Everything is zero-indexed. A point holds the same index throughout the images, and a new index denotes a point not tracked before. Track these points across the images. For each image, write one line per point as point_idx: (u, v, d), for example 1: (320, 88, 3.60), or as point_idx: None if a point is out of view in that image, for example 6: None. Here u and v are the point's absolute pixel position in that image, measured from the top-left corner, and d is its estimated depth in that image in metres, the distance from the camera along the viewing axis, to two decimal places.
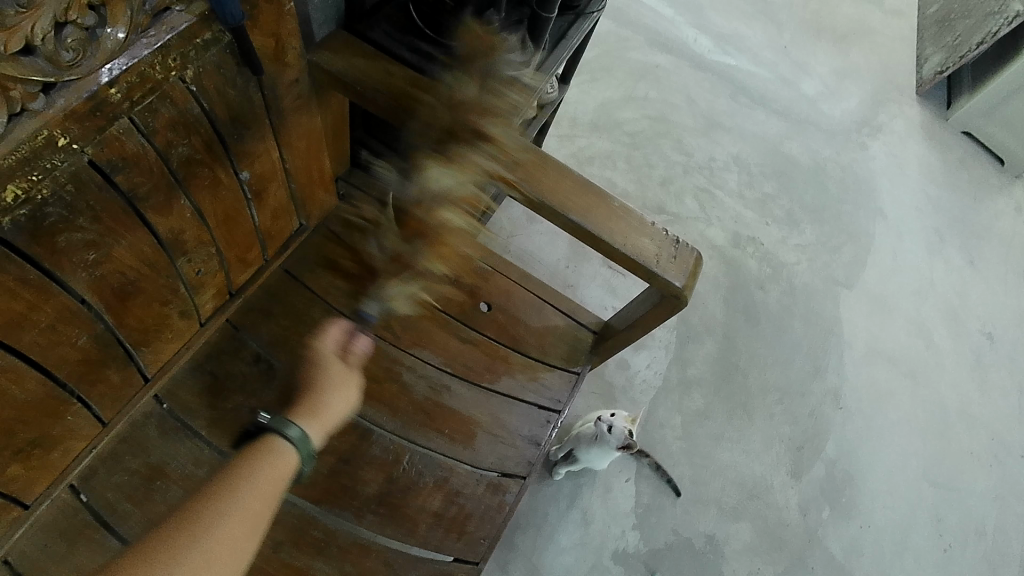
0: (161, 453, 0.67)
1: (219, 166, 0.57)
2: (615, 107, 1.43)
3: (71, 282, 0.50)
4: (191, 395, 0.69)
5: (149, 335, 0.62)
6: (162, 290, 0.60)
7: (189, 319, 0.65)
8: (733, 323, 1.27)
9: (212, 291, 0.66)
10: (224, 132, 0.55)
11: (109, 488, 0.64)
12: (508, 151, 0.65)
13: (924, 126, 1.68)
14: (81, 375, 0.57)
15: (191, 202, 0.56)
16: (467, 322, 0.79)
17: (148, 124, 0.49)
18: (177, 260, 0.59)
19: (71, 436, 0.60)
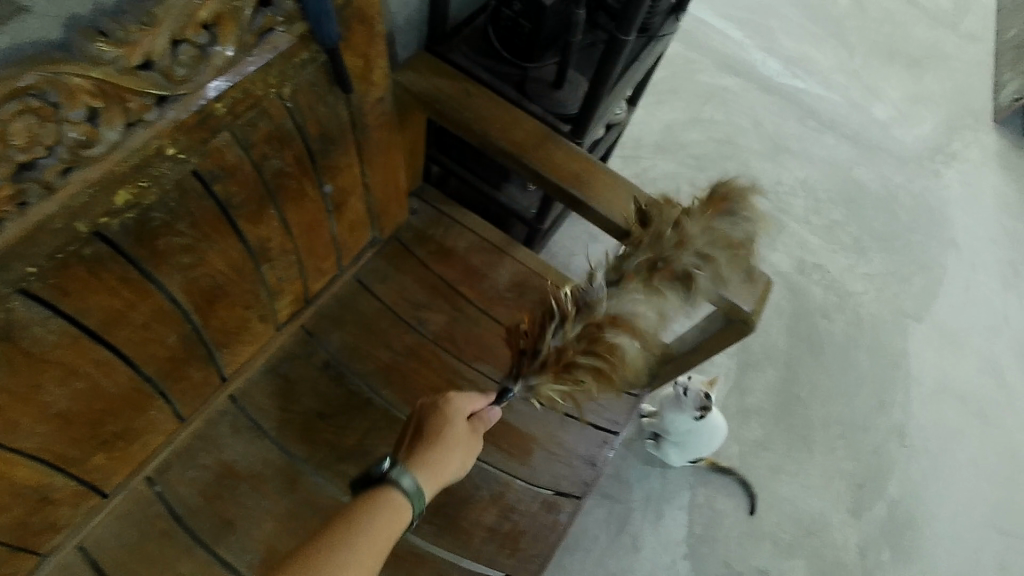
0: (232, 451, 0.69)
1: (306, 179, 0.59)
2: (680, 128, 1.42)
3: (166, 283, 0.53)
4: (264, 398, 0.71)
5: (229, 337, 0.64)
6: (246, 295, 0.62)
7: (266, 324, 0.68)
8: (795, 352, 1.24)
9: (290, 298, 0.68)
10: (313, 146, 0.57)
11: (182, 482, 0.67)
12: (573, 171, 0.65)
13: (1002, 155, 1.61)
14: (166, 372, 0.60)
15: (278, 212, 0.58)
16: None
17: (247, 137, 0.51)
18: (262, 266, 0.61)
19: (153, 431, 0.63)
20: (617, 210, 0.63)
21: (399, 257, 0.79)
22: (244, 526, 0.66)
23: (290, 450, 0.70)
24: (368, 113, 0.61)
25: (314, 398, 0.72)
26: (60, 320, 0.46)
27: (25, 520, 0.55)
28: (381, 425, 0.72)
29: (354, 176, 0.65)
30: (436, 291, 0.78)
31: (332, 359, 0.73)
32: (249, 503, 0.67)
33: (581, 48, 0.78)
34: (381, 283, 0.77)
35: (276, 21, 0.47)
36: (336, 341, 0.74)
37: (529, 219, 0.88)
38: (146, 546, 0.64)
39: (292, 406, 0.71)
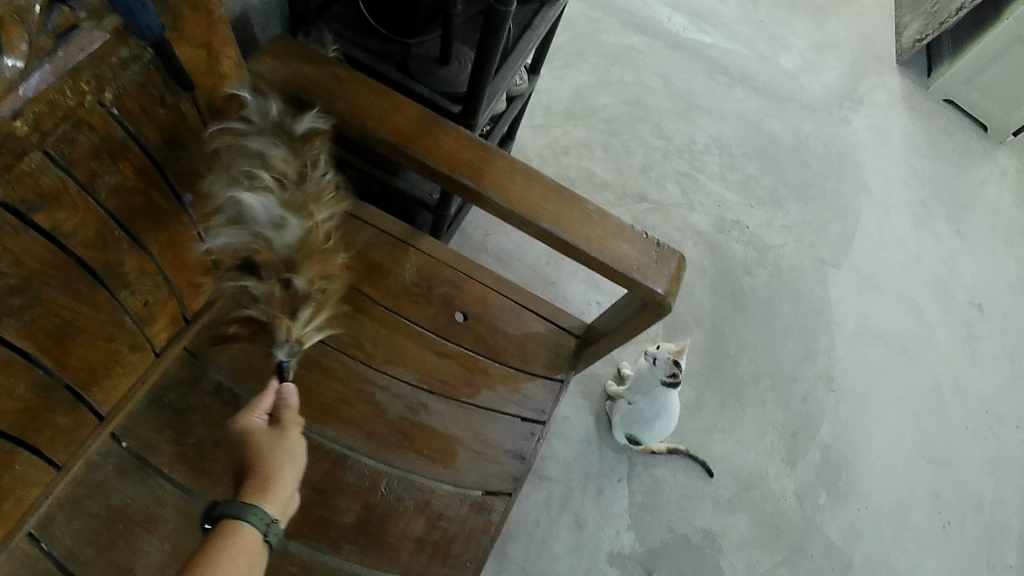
0: (123, 494, 0.62)
1: (155, 190, 0.53)
2: (590, 93, 1.39)
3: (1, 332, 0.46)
4: (151, 431, 0.65)
5: (98, 373, 0.58)
6: (108, 326, 0.56)
7: (142, 351, 0.62)
8: (721, 310, 1.25)
9: (166, 320, 0.63)
10: (156, 154, 0.51)
11: (70, 535, 0.59)
12: (457, 157, 0.59)
13: (905, 96, 1.65)
14: (26, 424, 0.53)
15: (126, 231, 0.52)
16: (442, 334, 0.75)
17: (67, 155, 0.45)
18: (119, 294, 0.55)
19: (25, 485, 0.55)
20: (536, 210, 0.59)
21: None
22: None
23: (184, 484, 0.64)
24: (222, 112, 0.55)
25: (209, 425, 0.66)
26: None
27: None
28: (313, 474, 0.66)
29: None
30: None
31: (225, 380, 0.68)
32: (146, 548, 0.60)
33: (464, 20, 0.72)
34: None
35: (77, 18, 0.41)
36: (227, 361, 0.69)
37: (432, 205, 0.83)
38: None
39: (185, 437, 0.65)
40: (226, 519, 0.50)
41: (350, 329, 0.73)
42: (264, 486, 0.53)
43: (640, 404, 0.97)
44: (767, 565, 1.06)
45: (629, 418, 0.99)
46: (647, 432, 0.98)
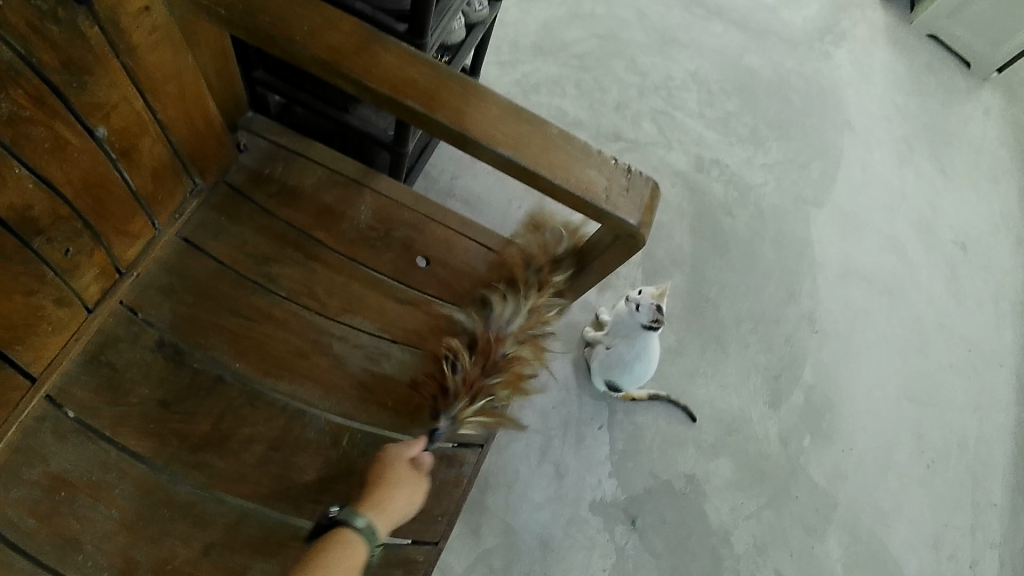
0: (62, 460, 0.57)
1: (60, 122, 0.47)
2: (560, 28, 1.32)
3: None
4: (89, 393, 0.60)
5: (19, 331, 0.53)
6: (23, 279, 0.51)
7: (69, 307, 0.57)
8: (701, 253, 1.21)
9: (93, 273, 0.58)
10: (55, 80, 0.46)
11: (7, 505, 0.55)
12: (405, 78, 0.53)
13: (887, 29, 1.59)
14: None
15: (30, 169, 0.47)
16: (402, 280, 0.70)
17: None
18: (31, 243, 0.50)
19: None
20: (497, 135, 0.54)
21: (233, 205, 0.68)
22: (88, 547, 0.55)
23: (130, 446, 0.59)
24: (131, 30, 0.49)
25: (152, 384, 0.61)
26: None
27: None
28: (272, 433, 0.62)
29: (137, 114, 0.53)
30: (284, 241, 0.68)
31: (167, 336, 0.63)
32: (90, 514, 0.56)
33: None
34: (215, 241, 0.67)
35: None
36: (170, 315, 0.64)
37: (388, 143, 0.77)
38: None
39: (125, 397, 0.60)
40: (339, 526, 0.57)
41: (302, 277, 0.68)
42: (374, 501, 0.59)
43: (619, 350, 0.94)
44: (751, 509, 1.05)
45: (607, 363, 0.96)
46: (627, 378, 0.96)
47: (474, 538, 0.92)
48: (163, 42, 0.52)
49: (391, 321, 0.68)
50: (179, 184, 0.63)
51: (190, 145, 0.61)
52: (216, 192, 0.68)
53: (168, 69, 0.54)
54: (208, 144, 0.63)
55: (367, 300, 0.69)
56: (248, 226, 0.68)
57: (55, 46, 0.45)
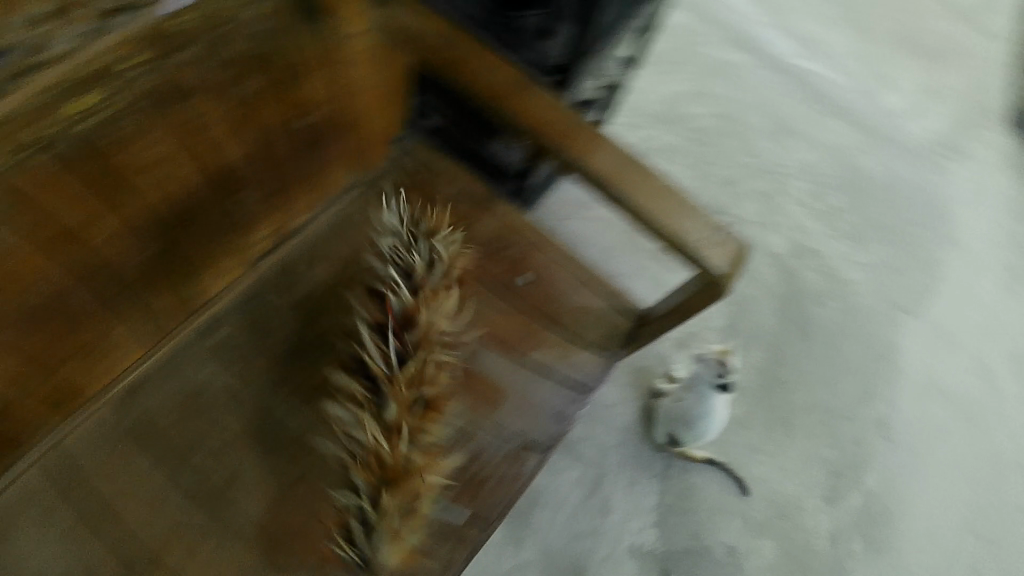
0: (203, 375, 0.69)
1: (276, 108, 0.62)
2: (685, 101, 1.41)
3: (136, 197, 0.56)
4: (236, 328, 0.71)
5: (205, 263, 0.67)
6: (221, 219, 0.65)
7: (241, 254, 0.70)
8: (786, 335, 1.23)
9: (266, 231, 0.71)
10: (284, 78, 0.61)
11: (156, 400, 0.67)
12: (544, 117, 0.63)
13: (1017, 157, 1.56)
14: (142, 287, 0.62)
15: (249, 138, 0.62)
16: (502, 292, 0.78)
17: (214, 58, 0.54)
18: (219, 198, 0.63)
19: (130, 345, 0.65)
20: (614, 176, 0.62)
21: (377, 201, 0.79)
22: (204, 450, 0.67)
23: (256, 378, 0.70)
24: (343, 48, 0.64)
25: (284, 333, 0.72)
26: (15, 223, 0.49)
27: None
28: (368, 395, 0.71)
29: (330, 112, 0.68)
30: None
31: (305, 297, 0.74)
32: (217, 423, 0.68)
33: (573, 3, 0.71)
34: (358, 227, 0.78)
35: None
36: (310, 280, 0.75)
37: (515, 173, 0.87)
38: (122, 451, 0.65)
39: (261, 340, 0.71)
40: None
41: None
42: None
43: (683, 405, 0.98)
44: None
45: (671, 416, 1.00)
46: (688, 433, 0.99)
47: (515, 548, 0.97)
48: (350, 59, 0.66)
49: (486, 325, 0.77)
50: (345, 175, 0.77)
51: (353, 141, 0.74)
52: (367, 186, 0.79)
53: (362, 82, 0.68)
54: (371, 148, 0.77)
55: (471, 302, 0.77)
56: (387, 219, 0.78)
57: (271, 54, 0.59)
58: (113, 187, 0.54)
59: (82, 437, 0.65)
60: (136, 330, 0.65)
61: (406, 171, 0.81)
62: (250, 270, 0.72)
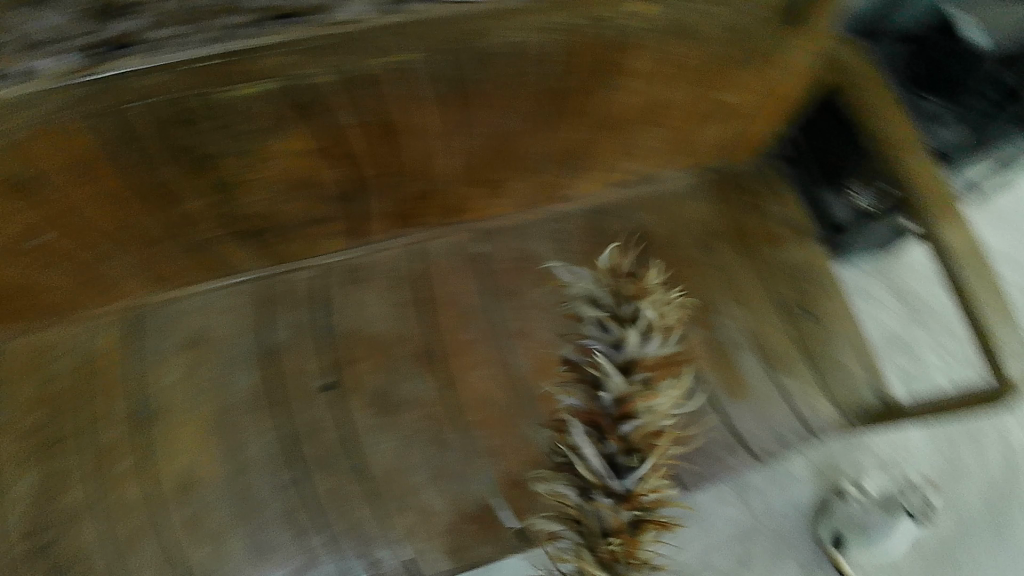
0: (538, 247, 0.86)
1: (721, 79, 0.75)
2: None
3: (606, 91, 0.71)
4: (579, 227, 0.87)
5: (591, 166, 0.82)
6: (624, 140, 0.80)
7: (612, 174, 0.85)
8: (995, 514, 1.09)
9: (638, 166, 0.86)
10: (745, 62, 0.73)
11: (503, 246, 0.85)
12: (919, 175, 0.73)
13: None
14: (550, 159, 0.78)
15: (689, 92, 0.75)
16: (786, 313, 0.87)
17: (725, 22, 0.67)
18: (641, 138, 0.80)
19: (510, 197, 0.82)
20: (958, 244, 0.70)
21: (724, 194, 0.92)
22: (513, 300, 0.83)
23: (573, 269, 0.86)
24: (795, 58, 0.74)
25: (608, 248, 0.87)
26: (545, 65, 0.64)
27: (418, 199, 0.77)
28: None
29: (745, 102, 0.80)
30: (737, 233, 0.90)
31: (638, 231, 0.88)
32: (531, 285, 0.84)
33: (975, 106, 0.84)
34: (698, 202, 0.91)
35: None
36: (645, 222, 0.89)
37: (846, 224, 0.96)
38: (463, 268, 0.84)
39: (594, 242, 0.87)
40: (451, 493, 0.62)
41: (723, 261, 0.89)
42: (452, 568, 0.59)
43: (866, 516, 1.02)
44: None
45: (852, 521, 1.02)
46: (857, 542, 1.01)
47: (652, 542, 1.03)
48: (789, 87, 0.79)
49: (759, 332, 0.86)
50: (711, 156, 0.90)
51: (733, 147, 0.89)
52: (720, 178, 0.93)
53: (782, 91, 0.80)
54: (743, 146, 0.89)
55: (756, 307, 0.87)
56: (725, 208, 0.91)
57: (760, 55, 0.72)
58: (605, 88, 0.70)
59: (444, 243, 0.84)
60: (524, 191, 0.82)
61: (756, 183, 0.93)
62: (612, 201, 0.89)
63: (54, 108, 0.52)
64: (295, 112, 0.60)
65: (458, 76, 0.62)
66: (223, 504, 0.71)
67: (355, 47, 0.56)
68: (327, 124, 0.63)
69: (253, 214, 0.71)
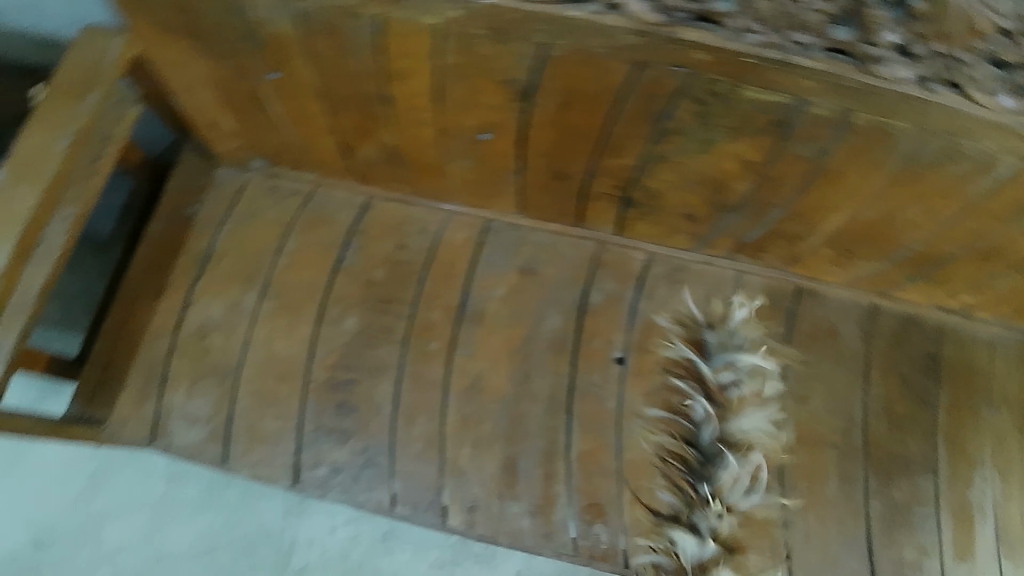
0: (706, 289, 0.94)
1: (941, 206, 0.76)
2: None
3: (826, 166, 0.75)
4: (749, 291, 0.95)
5: (784, 236, 0.87)
6: (822, 223, 0.84)
7: (800, 254, 0.90)
8: None
9: (826, 258, 0.90)
10: (969, 205, 0.74)
11: (677, 276, 0.94)
12: None
13: None
14: (749, 211, 0.84)
15: (902, 208, 0.78)
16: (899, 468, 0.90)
17: (964, 154, 0.67)
18: (858, 243, 0.85)
19: (702, 233, 0.90)
20: None
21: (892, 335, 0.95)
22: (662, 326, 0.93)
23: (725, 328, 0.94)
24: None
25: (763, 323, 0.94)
26: (785, 129, 0.71)
27: (624, 201, 0.87)
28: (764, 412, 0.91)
29: (954, 243, 0.80)
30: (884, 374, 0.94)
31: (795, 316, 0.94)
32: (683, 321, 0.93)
33: None
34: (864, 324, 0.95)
35: None
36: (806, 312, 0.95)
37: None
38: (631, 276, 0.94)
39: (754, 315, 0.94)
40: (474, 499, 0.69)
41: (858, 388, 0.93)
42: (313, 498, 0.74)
43: None
44: None
45: None
46: None
47: None
48: (1023, 258, 0.79)
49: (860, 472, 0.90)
50: (901, 282, 0.91)
51: (936, 294, 0.91)
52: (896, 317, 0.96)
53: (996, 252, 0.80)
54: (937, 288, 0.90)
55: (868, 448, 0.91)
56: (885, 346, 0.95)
57: (995, 198, 0.72)
58: (854, 184, 0.76)
59: (641, 259, 0.94)
60: (729, 242, 0.90)
61: (929, 336, 0.95)
62: (800, 286, 0.95)
63: (454, 20, 0.66)
64: (610, 98, 0.72)
65: (746, 127, 0.72)
66: (396, 388, 0.87)
67: (691, 68, 0.66)
68: (620, 120, 0.75)
69: (519, 170, 0.85)
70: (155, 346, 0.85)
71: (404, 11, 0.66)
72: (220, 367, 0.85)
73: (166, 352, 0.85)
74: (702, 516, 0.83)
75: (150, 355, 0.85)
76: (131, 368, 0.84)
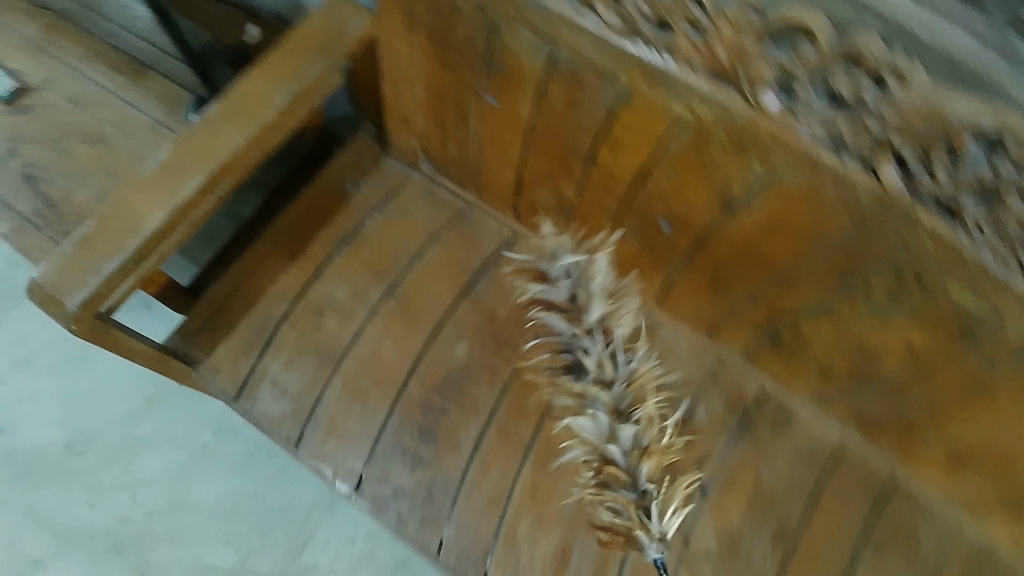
0: (804, 444, 0.83)
1: None
2: None
3: (996, 382, 0.63)
4: (852, 467, 0.82)
5: (912, 430, 0.75)
6: (960, 432, 0.70)
7: (920, 454, 0.77)
8: None
9: (944, 472, 0.76)
10: None
11: (780, 416, 0.85)
12: None
13: None
14: (886, 391, 0.73)
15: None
16: None
17: None
18: (984, 462, 0.71)
19: (827, 390, 0.80)
20: None
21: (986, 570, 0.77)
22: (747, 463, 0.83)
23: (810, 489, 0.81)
24: None
25: (851, 504, 0.80)
26: (972, 321, 0.59)
27: (760, 326, 0.79)
28: None
29: None
30: None
31: (883, 502, 0.80)
32: (767, 467, 0.82)
33: None
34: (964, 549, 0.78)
35: None
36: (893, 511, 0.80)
37: None
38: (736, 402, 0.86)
39: (846, 488, 0.81)
40: None
41: None
42: None
43: None
44: None
45: None
46: None
47: None
48: None
49: None
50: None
51: None
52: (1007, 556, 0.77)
53: None
54: None
55: None
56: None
57: None
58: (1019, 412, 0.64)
59: (754, 390, 0.86)
60: (846, 410, 0.80)
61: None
62: (911, 481, 0.81)
63: (703, 120, 0.59)
64: (815, 241, 0.64)
65: (936, 313, 0.62)
66: (479, 434, 0.79)
67: (911, 248, 0.56)
68: (814, 266, 0.67)
69: (680, 268, 0.79)
70: (268, 306, 0.84)
71: (656, 91, 0.60)
72: (321, 349, 0.82)
73: (277, 315, 0.83)
74: (598, 412, 0.73)
75: (260, 313, 0.84)
76: (240, 322, 0.83)
